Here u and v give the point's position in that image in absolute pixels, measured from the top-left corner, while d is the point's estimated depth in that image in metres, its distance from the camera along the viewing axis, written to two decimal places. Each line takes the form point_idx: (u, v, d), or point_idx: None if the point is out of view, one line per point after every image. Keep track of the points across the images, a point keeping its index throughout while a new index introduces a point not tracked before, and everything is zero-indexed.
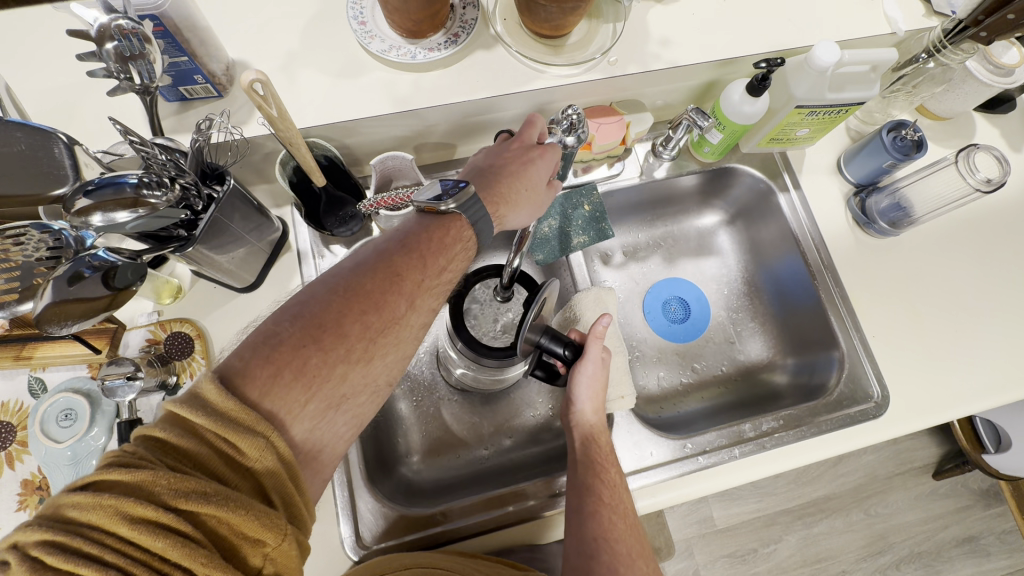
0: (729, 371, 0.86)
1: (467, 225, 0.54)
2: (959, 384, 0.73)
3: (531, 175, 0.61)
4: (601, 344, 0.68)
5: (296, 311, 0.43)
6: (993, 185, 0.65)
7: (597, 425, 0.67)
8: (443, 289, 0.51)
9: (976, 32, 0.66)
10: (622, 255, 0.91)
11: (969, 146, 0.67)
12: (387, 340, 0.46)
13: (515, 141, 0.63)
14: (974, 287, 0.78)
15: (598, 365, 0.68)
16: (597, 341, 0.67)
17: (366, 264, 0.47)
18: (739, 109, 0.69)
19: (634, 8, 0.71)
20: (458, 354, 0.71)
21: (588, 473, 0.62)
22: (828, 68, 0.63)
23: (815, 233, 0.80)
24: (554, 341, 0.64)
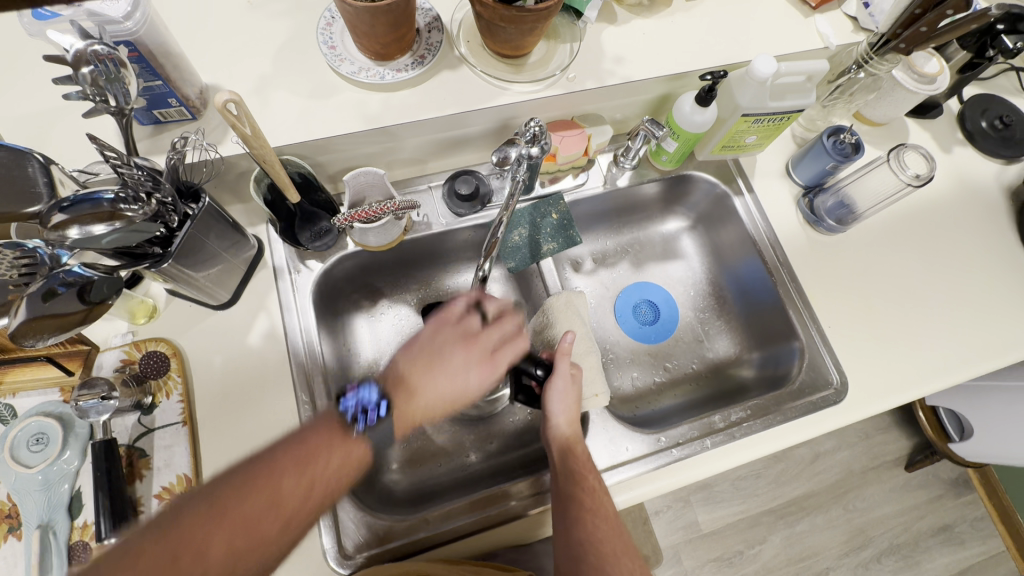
0: (700, 368, 0.89)
1: (370, 451, 0.54)
2: (911, 369, 0.78)
3: (460, 361, 0.63)
4: (569, 360, 0.70)
5: (161, 522, 0.43)
6: (925, 180, 0.70)
7: (573, 437, 0.67)
8: (325, 498, 0.50)
9: (898, 44, 0.73)
10: (592, 262, 0.94)
11: (899, 146, 0.73)
12: (252, 550, 0.45)
13: (467, 339, 0.64)
14: (919, 277, 0.84)
15: (567, 380, 0.69)
16: (563, 358, 0.69)
17: (247, 469, 0.48)
18: (690, 119, 0.74)
19: (588, 29, 0.77)
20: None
21: (568, 482, 0.63)
22: (767, 78, 0.69)
23: (770, 233, 0.85)
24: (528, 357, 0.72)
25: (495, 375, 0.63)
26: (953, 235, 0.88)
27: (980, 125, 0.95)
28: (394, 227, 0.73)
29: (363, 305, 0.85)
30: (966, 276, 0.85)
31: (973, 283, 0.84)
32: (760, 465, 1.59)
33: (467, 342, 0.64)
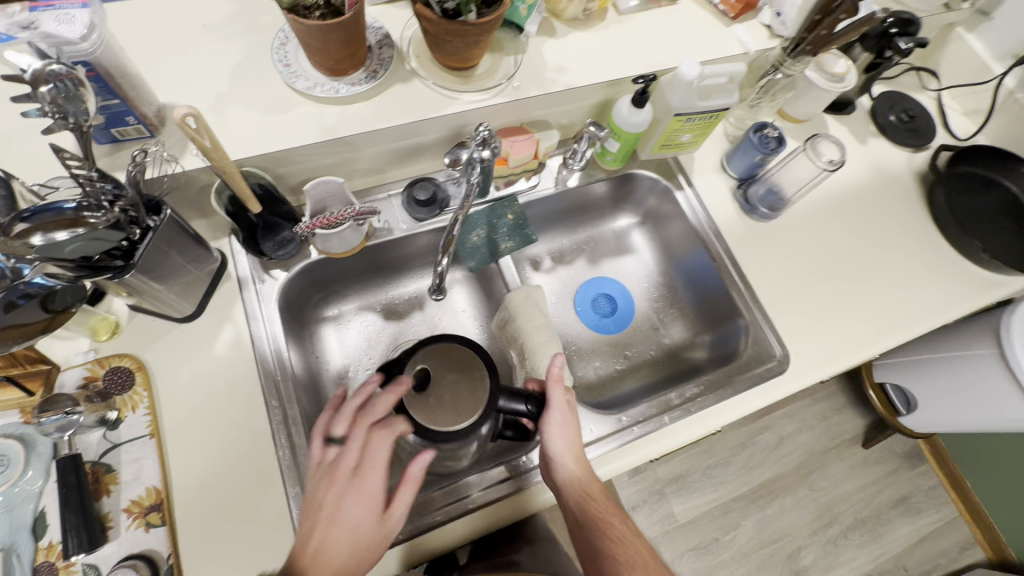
0: (658, 354, 0.94)
1: None
2: (845, 339, 0.85)
3: (339, 509, 0.54)
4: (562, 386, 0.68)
5: None
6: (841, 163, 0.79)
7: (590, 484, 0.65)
8: None
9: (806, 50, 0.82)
10: (550, 260, 0.99)
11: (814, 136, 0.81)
12: None
13: (332, 480, 0.56)
14: (846, 257, 0.92)
15: (564, 410, 0.67)
16: (557, 386, 0.67)
17: None
18: (627, 120, 0.80)
19: (530, 42, 0.83)
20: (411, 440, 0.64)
21: (594, 532, 0.61)
22: (692, 80, 0.77)
23: (711, 223, 0.92)
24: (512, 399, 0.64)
25: (375, 496, 0.56)
26: (872, 217, 0.97)
27: (889, 118, 1.06)
28: (354, 234, 0.76)
29: (329, 313, 0.87)
30: (886, 254, 0.93)
31: (893, 259, 0.93)
32: (728, 453, 1.65)
33: (330, 483, 0.56)
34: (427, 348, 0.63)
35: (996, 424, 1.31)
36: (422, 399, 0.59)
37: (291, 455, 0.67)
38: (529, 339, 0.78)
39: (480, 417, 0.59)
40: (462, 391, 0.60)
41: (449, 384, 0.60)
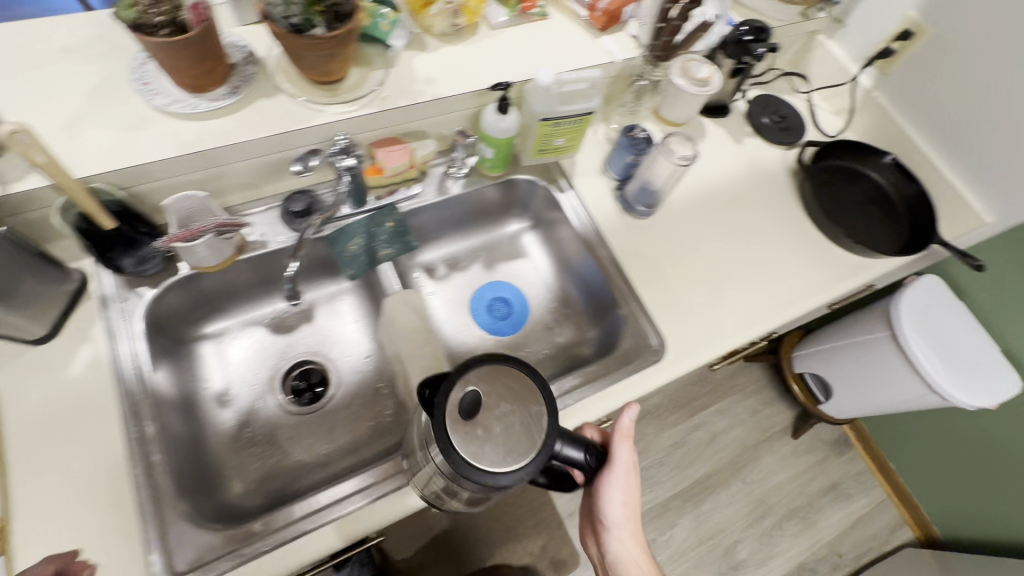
0: (551, 352, 0.96)
1: None
2: (720, 326, 0.89)
3: None
4: (627, 448, 0.70)
5: None
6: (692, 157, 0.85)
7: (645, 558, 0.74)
8: None
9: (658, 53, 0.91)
10: (445, 267, 1.01)
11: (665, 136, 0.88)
12: None
13: None
14: (720, 249, 0.97)
15: (627, 474, 0.70)
16: (622, 450, 0.69)
17: None
18: (494, 126, 0.84)
19: (400, 56, 0.86)
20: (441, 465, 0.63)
21: None
22: (549, 86, 0.82)
23: (592, 222, 0.95)
24: (571, 443, 0.64)
25: None
26: (746, 212, 1.03)
27: (762, 120, 1.13)
28: (226, 245, 0.77)
29: (210, 330, 0.86)
30: (758, 245, 0.99)
31: (765, 251, 0.99)
32: (663, 453, 1.68)
33: None
34: (481, 373, 0.61)
35: (898, 402, 1.37)
36: (469, 428, 0.58)
37: (146, 474, 0.65)
38: (405, 341, 0.79)
39: (530, 459, 0.58)
40: (515, 426, 0.59)
41: (499, 414, 0.59)
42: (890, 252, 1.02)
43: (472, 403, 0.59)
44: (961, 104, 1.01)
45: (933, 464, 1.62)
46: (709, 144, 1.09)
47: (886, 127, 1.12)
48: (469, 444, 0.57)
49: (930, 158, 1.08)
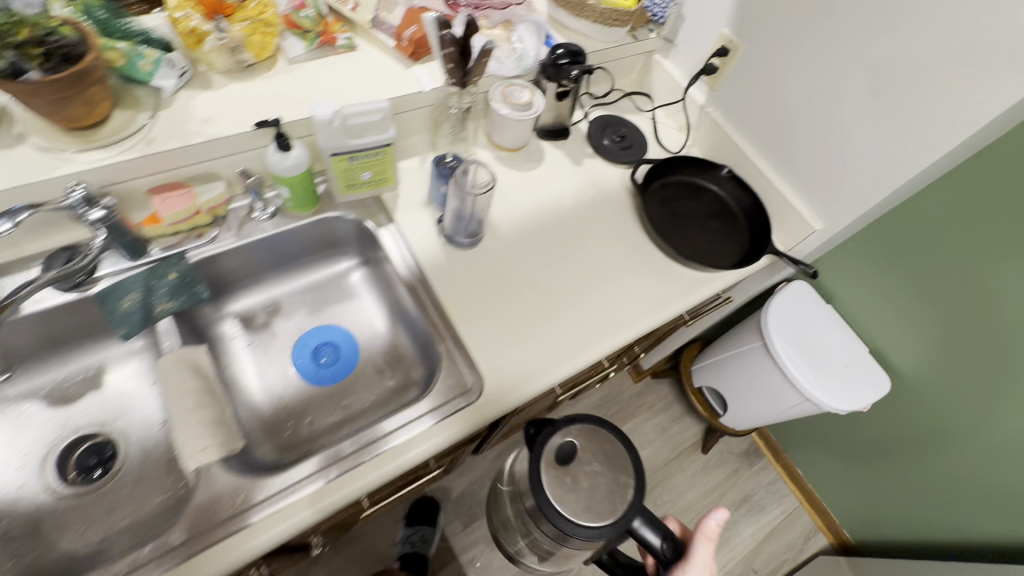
0: (377, 399, 0.90)
1: None
2: (546, 359, 0.86)
3: None
4: (707, 551, 0.73)
5: None
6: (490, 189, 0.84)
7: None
8: None
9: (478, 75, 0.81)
10: (264, 315, 0.93)
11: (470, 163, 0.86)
12: None
13: None
14: (553, 277, 0.94)
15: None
16: (703, 549, 0.72)
17: None
18: (279, 164, 0.79)
19: (178, 97, 0.80)
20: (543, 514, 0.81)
21: None
22: (330, 119, 0.76)
23: (411, 257, 0.91)
24: (648, 526, 0.74)
25: None
26: (583, 235, 1.00)
27: (603, 141, 1.12)
28: None
29: None
30: (595, 270, 0.97)
31: (602, 275, 0.96)
32: None
33: None
34: (576, 434, 0.84)
35: (778, 412, 1.37)
36: (602, 464, 0.81)
37: None
38: (176, 405, 0.71)
39: (605, 521, 0.75)
40: (601, 486, 0.78)
41: (606, 456, 0.82)
42: (730, 265, 1.01)
43: (569, 454, 0.81)
44: (779, 114, 1.02)
45: (842, 470, 1.59)
46: (546, 167, 1.08)
47: (722, 139, 1.13)
48: (563, 484, 0.78)
49: (763, 168, 1.08)
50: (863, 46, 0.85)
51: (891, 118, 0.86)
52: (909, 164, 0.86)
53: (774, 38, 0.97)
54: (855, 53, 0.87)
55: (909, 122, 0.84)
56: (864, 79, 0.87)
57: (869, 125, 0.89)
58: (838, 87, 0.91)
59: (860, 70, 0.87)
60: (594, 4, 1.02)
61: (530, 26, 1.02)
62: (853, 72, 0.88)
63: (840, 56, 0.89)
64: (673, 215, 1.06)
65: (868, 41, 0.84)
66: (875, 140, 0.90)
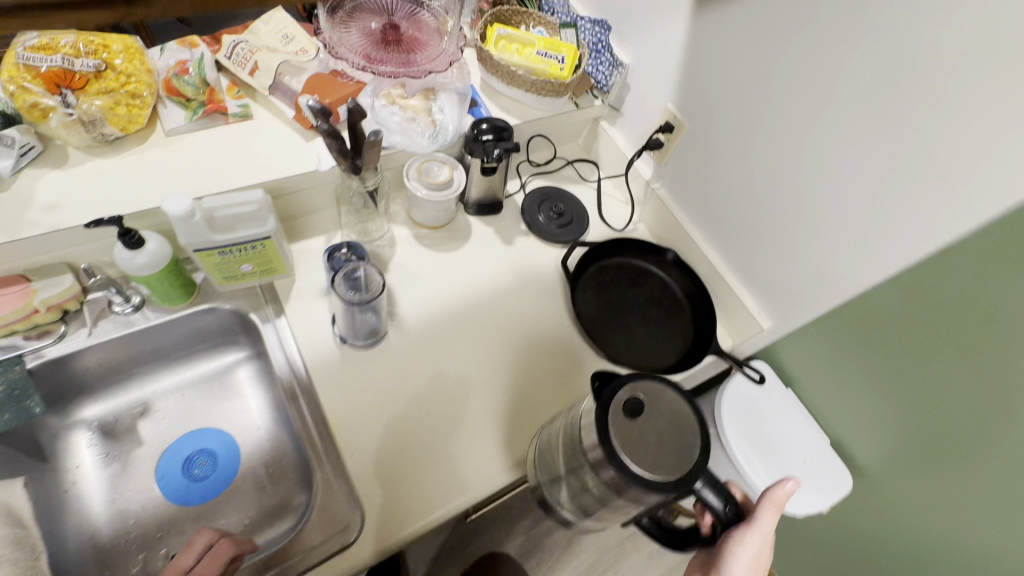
0: (253, 523, 0.77)
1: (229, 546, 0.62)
2: (441, 487, 0.74)
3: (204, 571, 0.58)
4: (773, 514, 0.66)
5: None
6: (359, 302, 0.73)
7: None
8: None
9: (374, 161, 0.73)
10: (131, 417, 0.81)
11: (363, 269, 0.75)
12: None
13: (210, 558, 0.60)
14: (464, 383, 0.83)
15: (763, 540, 0.64)
16: (769, 513, 0.65)
17: None
18: (129, 263, 0.67)
19: (20, 179, 0.70)
20: (593, 471, 0.63)
21: None
22: (188, 216, 0.65)
23: (299, 359, 0.79)
24: (711, 489, 0.62)
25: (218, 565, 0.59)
26: (504, 332, 0.90)
27: (538, 217, 1.01)
28: None
29: None
30: (514, 372, 0.86)
31: (521, 379, 0.86)
32: None
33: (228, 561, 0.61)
34: (648, 382, 0.62)
35: None
36: (672, 417, 0.60)
37: None
38: None
39: (668, 483, 0.55)
40: (667, 444, 0.58)
41: (672, 411, 0.60)
42: (666, 367, 0.91)
43: (634, 401, 0.60)
44: (723, 201, 0.93)
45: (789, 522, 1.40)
46: (471, 247, 0.98)
47: (667, 220, 1.04)
48: (626, 440, 0.57)
49: (706, 255, 0.99)
50: (805, 141, 0.76)
51: (836, 221, 0.77)
52: (862, 272, 0.76)
53: (717, 120, 0.88)
54: (797, 148, 0.78)
55: (858, 227, 0.74)
56: (806, 175, 0.78)
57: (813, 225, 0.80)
58: (781, 180, 0.82)
59: (804, 166, 0.78)
60: (524, 73, 0.92)
61: (452, 95, 0.91)
62: (801, 168, 0.79)
63: (781, 148, 0.80)
64: (611, 307, 0.95)
65: (810, 136, 0.75)
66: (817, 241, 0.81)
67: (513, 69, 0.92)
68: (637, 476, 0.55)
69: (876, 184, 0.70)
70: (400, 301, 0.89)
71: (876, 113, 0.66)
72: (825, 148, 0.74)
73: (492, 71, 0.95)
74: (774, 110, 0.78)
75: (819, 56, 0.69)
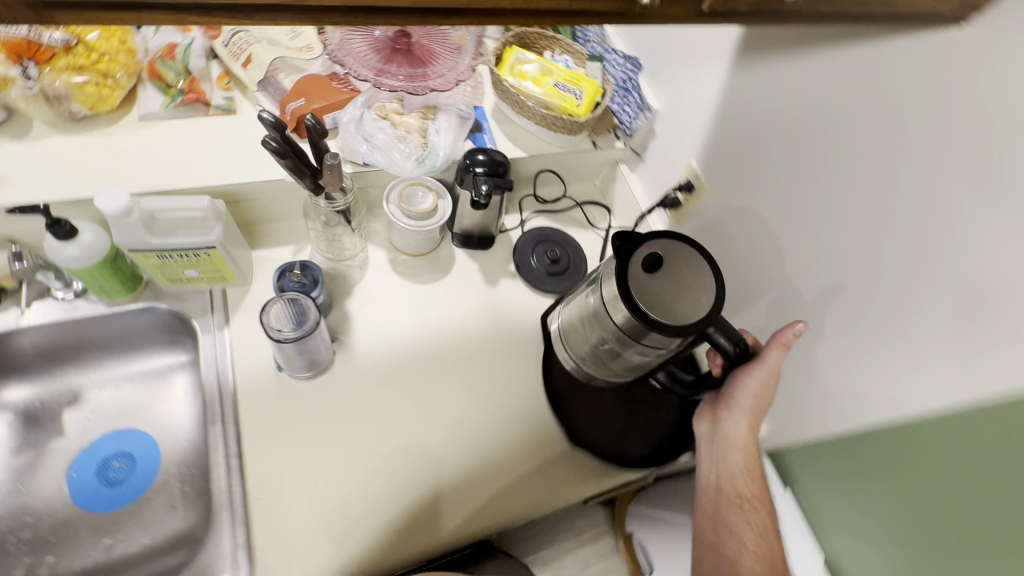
0: (151, 545, 0.72)
1: None
2: (345, 554, 0.66)
3: None
4: (784, 352, 0.58)
5: None
6: (275, 336, 0.61)
7: (755, 466, 0.59)
8: None
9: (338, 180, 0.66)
10: (59, 404, 0.78)
11: (298, 296, 0.66)
12: None
13: None
14: (401, 438, 0.75)
15: (769, 379, 0.58)
16: (779, 348, 0.58)
17: None
18: (56, 253, 0.62)
19: None
20: (611, 324, 0.62)
21: (707, 529, 0.59)
22: (121, 213, 0.60)
23: (229, 379, 0.73)
24: (721, 332, 0.57)
25: None
26: (462, 383, 0.81)
27: (530, 259, 0.92)
28: None
29: None
30: (460, 435, 0.77)
31: (466, 445, 0.76)
32: None
33: None
34: (670, 237, 0.58)
35: None
36: (693, 270, 0.57)
37: None
38: None
39: (685, 328, 0.54)
40: (682, 285, 0.56)
41: (692, 265, 0.57)
42: (636, 459, 0.78)
43: (654, 258, 0.57)
44: (737, 281, 0.81)
45: None
46: (450, 281, 0.90)
47: None
48: (643, 292, 0.55)
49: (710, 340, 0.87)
50: (823, 242, 0.63)
51: (848, 338, 0.62)
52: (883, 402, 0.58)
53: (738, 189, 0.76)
54: (818, 238, 0.64)
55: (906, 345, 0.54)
56: (820, 282, 0.65)
57: (820, 341, 0.67)
58: (793, 279, 0.69)
59: (818, 270, 0.65)
60: (534, 105, 0.83)
61: (452, 117, 0.83)
62: (834, 252, 0.62)
63: (797, 243, 0.67)
64: None
65: (837, 226, 0.61)
66: (822, 361, 0.67)
67: (523, 99, 0.84)
68: (655, 325, 0.54)
69: (889, 317, 0.56)
70: (358, 331, 0.81)
71: (906, 231, 0.53)
72: (846, 257, 0.61)
73: (502, 97, 0.87)
74: (797, 196, 0.66)
75: (854, 147, 0.57)
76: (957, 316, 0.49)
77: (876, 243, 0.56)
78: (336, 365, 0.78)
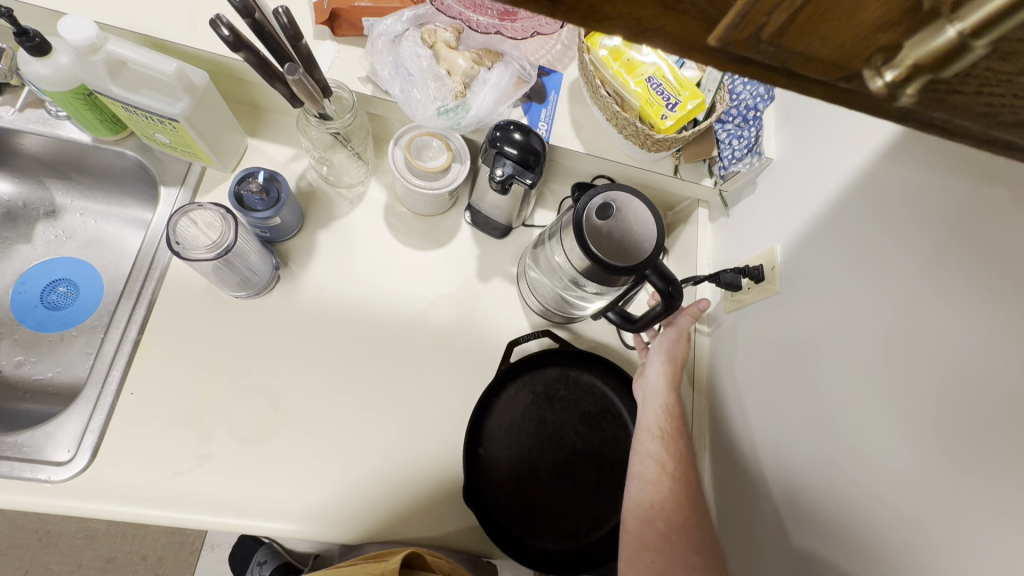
0: (49, 381, 0.72)
1: None
2: (180, 491, 0.60)
3: None
4: (691, 320, 0.63)
5: None
6: (182, 252, 0.53)
7: (672, 407, 0.60)
8: None
9: (321, 96, 0.55)
10: (35, 212, 0.78)
11: (223, 211, 0.57)
12: None
13: None
14: (298, 399, 0.67)
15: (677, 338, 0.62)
16: (687, 316, 0.62)
17: None
18: (27, 68, 0.57)
19: None
20: (563, 261, 0.60)
21: (628, 498, 0.55)
22: (82, 47, 0.52)
23: (162, 260, 0.68)
24: (656, 275, 0.55)
25: None
26: (393, 372, 0.71)
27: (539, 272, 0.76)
28: None
29: None
30: (358, 425, 0.68)
31: (362, 440, 0.67)
32: None
33: None
34: (625, 187, 0.57)
35: None
36: (638, 221, 0.55)
37: None
38: None
39: (628, 268, 0.52)
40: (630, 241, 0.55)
41: (640, 215, 0.56)
42: (545, 547, 0.66)
43: (604, 206, 0.55)
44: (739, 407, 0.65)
45: None
46: (438, 258, 0.77)
47: (697, 380, 0.74)
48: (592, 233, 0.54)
49: (701, 465, 0.71)
50: (818, 387, 0.51)
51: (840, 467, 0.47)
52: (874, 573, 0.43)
53: (799, 301, 0.56)
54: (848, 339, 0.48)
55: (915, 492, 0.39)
56: (798, 425, 0.53)
57: (778, 487, 0.55)
58: (765, 421, 0.59)
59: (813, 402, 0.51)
60: (607, 96, 0.64)
61: (509, 74, 0.66)
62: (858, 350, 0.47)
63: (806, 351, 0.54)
64: (536, 429, 0.70)
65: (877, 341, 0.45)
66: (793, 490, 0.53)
67: (597, 85, 0.65)
68: (600, 261, 0.51)
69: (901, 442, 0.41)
70: (315, 269, 0.73)
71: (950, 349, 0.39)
72: (820, 433, 0.50)
73: (581, 71, 0.69)
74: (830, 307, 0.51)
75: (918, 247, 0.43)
76: (923, 559, 0.38)
77: (874, 405, 0.44)
78: (275, 295, 0.71)
